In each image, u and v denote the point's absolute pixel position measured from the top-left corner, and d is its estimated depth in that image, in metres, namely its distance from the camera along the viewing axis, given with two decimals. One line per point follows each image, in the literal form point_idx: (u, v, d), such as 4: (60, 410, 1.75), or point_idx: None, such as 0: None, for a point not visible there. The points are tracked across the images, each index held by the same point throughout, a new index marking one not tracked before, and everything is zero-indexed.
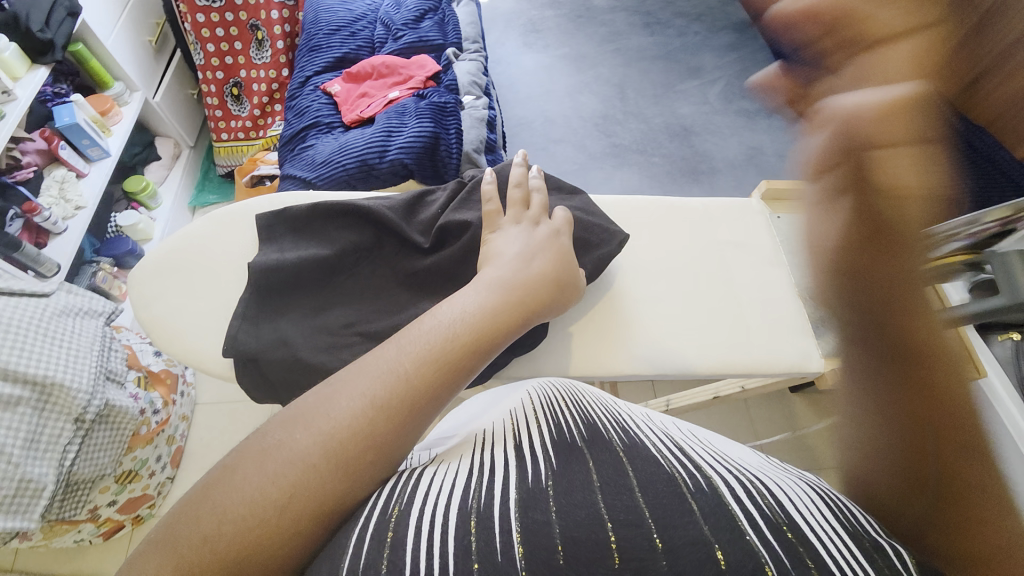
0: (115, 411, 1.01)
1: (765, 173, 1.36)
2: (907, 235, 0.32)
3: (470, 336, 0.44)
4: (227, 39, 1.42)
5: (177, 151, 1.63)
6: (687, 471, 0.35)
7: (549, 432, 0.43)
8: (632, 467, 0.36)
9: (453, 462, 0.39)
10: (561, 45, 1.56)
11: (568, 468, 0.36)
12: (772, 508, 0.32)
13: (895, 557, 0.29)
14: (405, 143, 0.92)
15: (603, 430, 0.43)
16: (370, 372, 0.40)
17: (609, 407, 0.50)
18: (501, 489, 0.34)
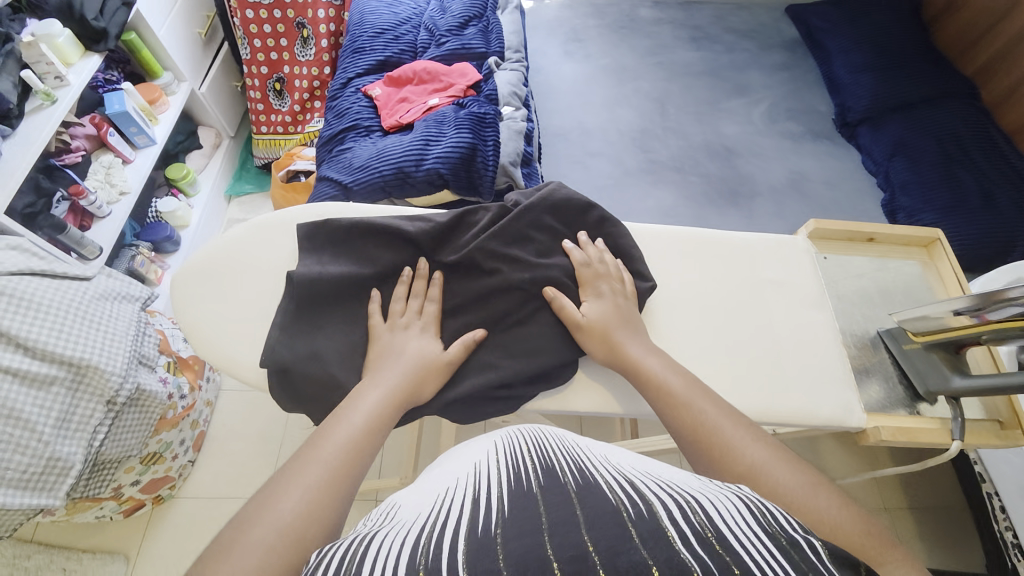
0: (146, 394, 1.04)
1: (808, 200, 1.31)
2: (695, 423, 0.49)
3: (364, 430, 0.48)
4: (274, 36, 1.44)
5: (217, 141, 1.67)
6: (631, 501, 0.39)
7: (504, 476, 0.44)
8: (579, 504, 0.38)
9: (411, 516, 0.41)
10: (603, 56, 1.54)
11: (519, 514, 0.38)
12: (703, 525, 0.36)
13: (808, 546, 0.34)
14: (443, 153, 0.92)
15: (558, 471, 0.44)
16: (299, 467, 0.45)
17: (567, 443, 0.51)
18: (455, 542, 0.36)
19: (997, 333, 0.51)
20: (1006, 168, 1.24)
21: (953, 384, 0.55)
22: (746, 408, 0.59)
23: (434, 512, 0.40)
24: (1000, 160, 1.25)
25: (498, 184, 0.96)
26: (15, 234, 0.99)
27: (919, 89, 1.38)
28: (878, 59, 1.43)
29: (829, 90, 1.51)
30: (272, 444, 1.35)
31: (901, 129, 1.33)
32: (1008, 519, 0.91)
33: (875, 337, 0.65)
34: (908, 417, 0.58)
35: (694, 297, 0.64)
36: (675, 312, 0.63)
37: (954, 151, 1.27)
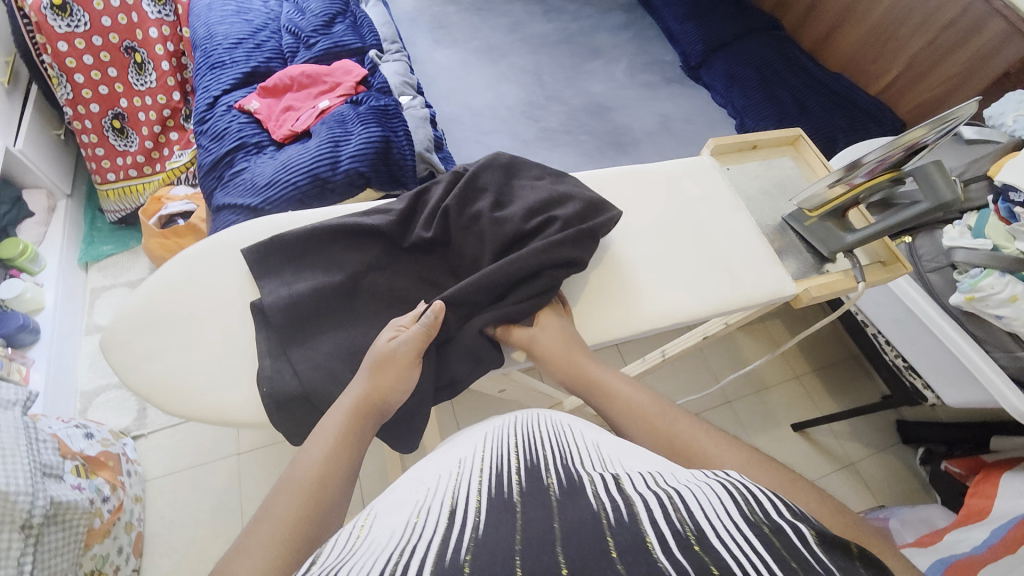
0: (63, 506, 0.87)
1: (678, 136, 1.50)
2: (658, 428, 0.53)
3: (358, 409, 0.57)
4: (99, 67, 1.24)
5: (51, 203, 1.39)
6: (612, 505, 0.37)
7: (488, 489, 0.42)
8: (557, 513, 0.36)
9: (378, 535, 0.38)
10: (469, 39, 1.58)
11: (496, 528, 0.35)
12: (683, 522, 0.34)
13: (792, 537, 0.34)
14: (356, 151, 0.89)
15: (544, 475, 0.44)
16: (305, 458, 0.52)
17: (554, 443, 0.51)
18: (426, 558, 0.33)
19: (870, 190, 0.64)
20: (811, 79, 1.54)
21: (846, 239, 0.68)
22: (704, 306, 0.69)
23: (405, 530, 0.37)
24: (805, 75, 1.55)
25: (419, 172, 0.96)
26: None
27: (732, 30, 1.65)
28: (698, 8, 1.68)
29: (667, 41, 1.72)
30: (232, 514, 1.20)
31: (727, 65, 1.58)
32: (894, 348, 1.15)
33: (781, 222, 0.77)
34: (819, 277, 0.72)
35: (638, 229, 0.73)
36: (629, 245, 0.72)
37: (770, 76, 1.55)
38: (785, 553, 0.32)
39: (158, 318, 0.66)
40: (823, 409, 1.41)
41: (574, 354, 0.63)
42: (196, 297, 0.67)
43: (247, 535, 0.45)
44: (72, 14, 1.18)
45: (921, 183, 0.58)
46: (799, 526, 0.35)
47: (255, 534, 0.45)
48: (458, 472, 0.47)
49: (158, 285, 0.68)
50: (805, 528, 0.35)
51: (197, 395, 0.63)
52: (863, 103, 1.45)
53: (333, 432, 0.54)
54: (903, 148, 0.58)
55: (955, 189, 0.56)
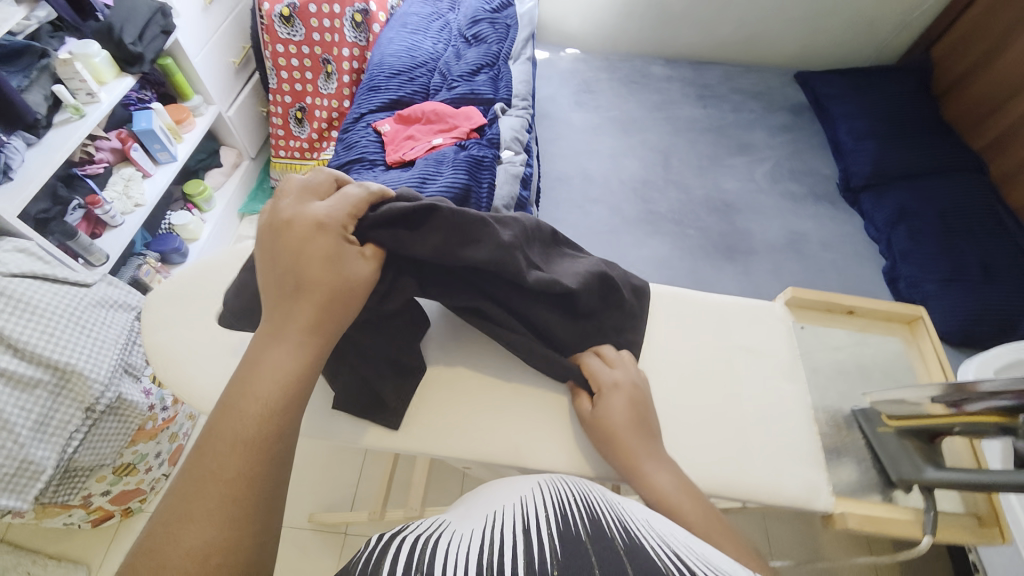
0: (126, 404, 1.04)
1: (804, 260, 1.31)
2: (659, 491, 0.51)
3: (291, 358, 0.45)
4: (300, 69, 1.53)
5: (238, 161, 1.74)
6: (681, 574, 0.33)
7: (555, 521, 0.40)
8: (632, 563, 0.33)
9: (460, 537, 0.38)
10: (612, 107, 1.59)
11: (570, 562, 0.33)
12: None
13: None
14: (437, 192, 0.94)
15: (604, 525, 0.40)
16: (229, 419, 0.42)
17: (617, 502, 0.47)
18: (510, 574, 0.32)
19: (971, 426, 0.49)
20: (1008, 242, 1.24)
21: (925, 473, 0.52)
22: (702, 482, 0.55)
23: (483, 539, 0.37)
24: (1000, 234, 1.25)
25: None
26: (23, 237, 1.03)
27: (921, 161, 1.40)
28: (883, 128, 1.46)
29: (834, 154, 1.52)
30: None
31: (903, 197, 1.34)
32: None
33: (849, 415, 0.62)
34: (882, 505, 0.55)
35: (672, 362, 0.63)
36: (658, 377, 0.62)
37: (955, 225, 1.27)
38: None
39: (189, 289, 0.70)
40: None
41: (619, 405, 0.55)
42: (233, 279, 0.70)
43: (192, 509, 0.38)
44: (293, 26, 1.48)
45: None
46: None
47: (200, 501, 0.38)
48: (522, 503, 0.45)
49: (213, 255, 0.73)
50: None
51: (186, 378, 0.63)
52: None
53: (282, 377, 0.44)
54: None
55: None
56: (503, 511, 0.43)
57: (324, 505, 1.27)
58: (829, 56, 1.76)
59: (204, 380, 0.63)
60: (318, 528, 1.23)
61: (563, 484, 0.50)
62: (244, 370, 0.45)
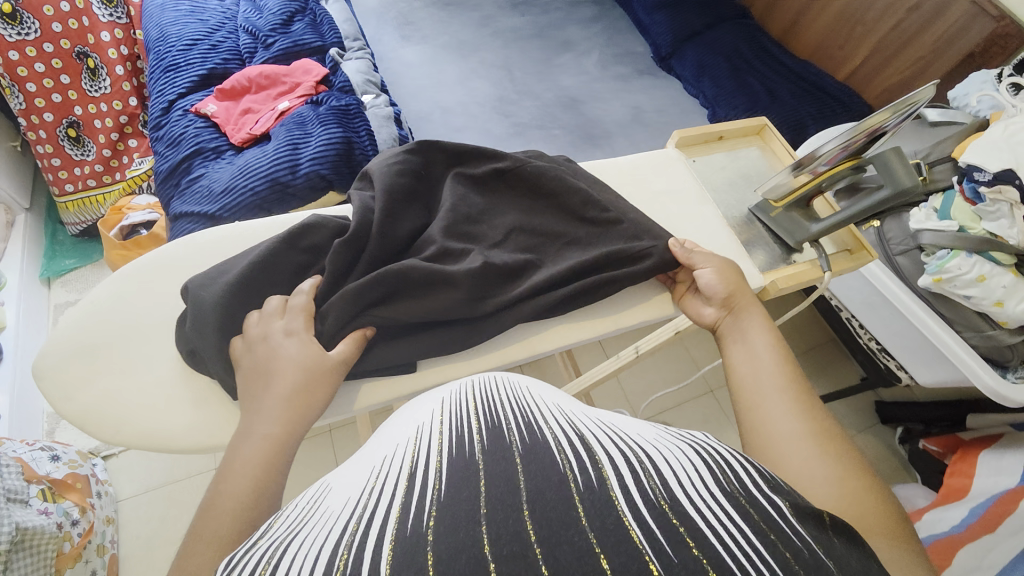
0: (29, 531, 0.84)
1: (651, 128, 1.49)
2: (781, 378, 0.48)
3: (285, 419, 0.49)
4: (50, 74, 1.21)
5: (9, 218, 1.34)
6: (579, 466, 0.32)
7: (444, 444, 0.36)
8: (523, 477, 0.31)
9: (333, 505, 0.32)
10: (438, 35, 1.56)
11: (453, 495, 0.30)
12: (656, 490, 0.30)
13: (776, 509, 0.30)
14: (317, 154, 0.86)
15: (504, 429, 0.37)
16: (234, 464, 0.46)
17: (516, 393, 0.45)
18: (391, 529, 0.28)
19: (832, 178, 0.64)
20: (779, 65, 1.55)
21: (813, 229, 0.67)
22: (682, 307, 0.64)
23: (360, 499, 0.32)
24: (774, 62, 1.55)
25: None
26: None
27: (702, 18, 1.64)
28: None
29: (639, 32, 1.71)
30: None
31: (698, 55, 1.58)
32: (868, 333, 1.18)
33: (748, 214, 0.76)
34: (786, 267, 0.71)
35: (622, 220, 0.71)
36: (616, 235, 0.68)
37: (741, 64, 1.54)
38: (782, 552, 0.27)
39: (101, 347, 0.61)
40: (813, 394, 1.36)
41: (716, 278, 0.59)
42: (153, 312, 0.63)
43: (193, 543, 0.39)
44: (22, 22, 1.16)
45: (881, 169, 0.58)
46: (777, 498, 0.32)
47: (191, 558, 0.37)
48: (420, 431, 0.39)
49: (99, 303, 0.63)
50: (780, 498, 0.32)
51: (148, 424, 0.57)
52: (832, 89, 1.47)
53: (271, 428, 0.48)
54: (866, 134, 0.57)
55: (913, 176, 0.55)
56: (391, 452, 0.37)
57: None
58: None
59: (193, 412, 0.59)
60: None
61: (482, 387, 0.46)
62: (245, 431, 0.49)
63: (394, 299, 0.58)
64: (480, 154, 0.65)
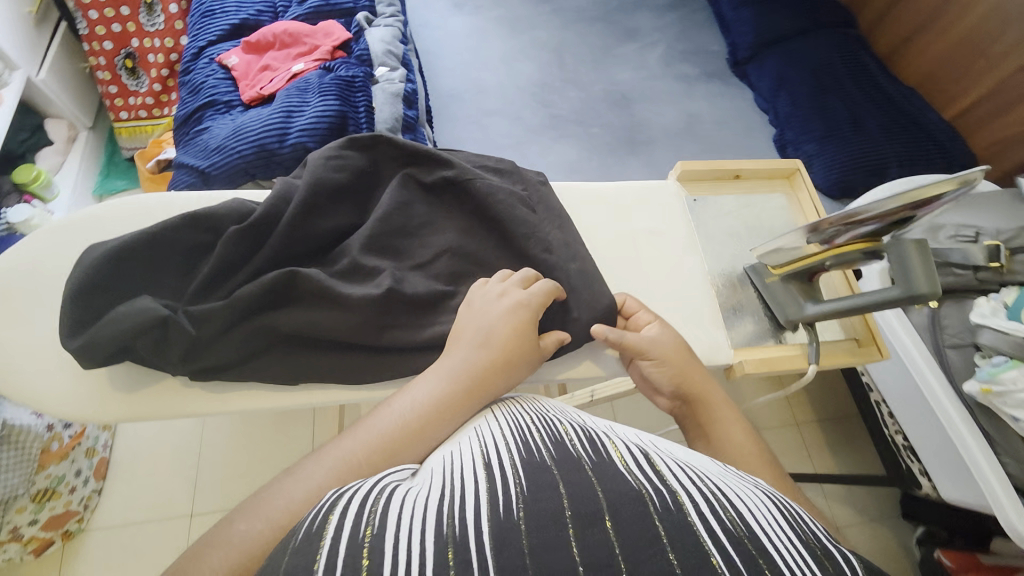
0: (16, 429, 0.93)
1: (702, 141, 1.34)
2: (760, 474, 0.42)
3: (420, 420, 0.43)
4: (113, 5, 1.28)
5: (72, 134, 1.46)
6: (652, 484, 0.32)
7: (514, 450, 0.37)
8: (602, 487, 0.31)
9: (418, 484, 0.34)
10: (494, 6, 1.46)
11: (538, 493, 0.31)
12: (735, 523, 0.30)
13: (843, 561, 0.30)
14: (308, 125, 0.84)
15: (569, 443, 0.38)
16: (358, 436, 0.42)
17: (573, 419, 0.45)
18: (480, 511, 0.29)
19: (839, 258, 0.52)
20: (874, 91, 1.32)
21: (808, 311, 0.56)
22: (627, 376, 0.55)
23: (446, 481, 0.33)
24: (869, 85, 1.32)
25: None
26: None
27: (796, 22, 1.41)
28: None
29: (719, 28, 1.52)
30: (189, 458, 1.27)
31: (781, 64, 1.37)
32: (896, 423, 1.03)
33: (742, 274, 0.65)
34: (769, 347, 0.60)
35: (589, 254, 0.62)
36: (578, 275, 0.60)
37: (828, 82, 1.32)
38: None
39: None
40: (817, 468, 1.19)
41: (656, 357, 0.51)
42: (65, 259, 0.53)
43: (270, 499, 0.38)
44: None
45: (896, 264, 0.46)
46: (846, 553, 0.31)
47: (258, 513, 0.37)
48: (479, 434, 0.40)
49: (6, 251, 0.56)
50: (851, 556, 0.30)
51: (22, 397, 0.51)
52: (932, 129, 1.23)
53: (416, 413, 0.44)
54: (913, 206, 0.45)
55: (933, 281, 0.44)
56: (459, 447, 0.39)
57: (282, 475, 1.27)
58: None
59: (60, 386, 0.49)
60: None
61: (520, 404, 0.48)
62: (388, 405, 0.45)
63: (281, 309, 0.49)
64: (424, 159, 0.59)
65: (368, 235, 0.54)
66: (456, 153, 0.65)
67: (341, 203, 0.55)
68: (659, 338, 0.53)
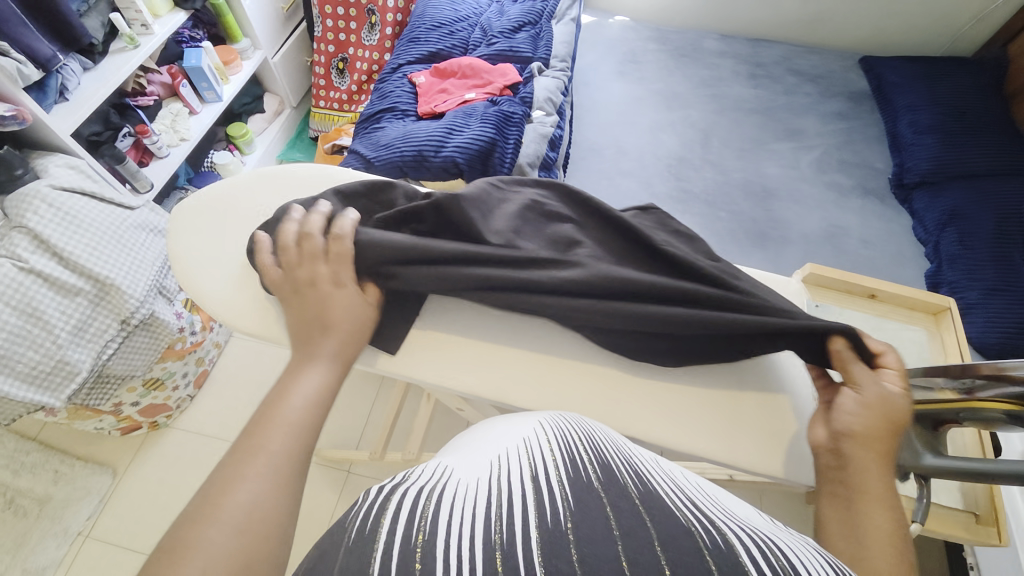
0: (157, 321, 1.12)
1: (840, 255, 1.25)
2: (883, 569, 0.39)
3: (319, 396, 0.49)
4: (345, 18, 1.55)
5: (279, 109, 1.79)
6: (702, 527, 0.34)
7: (563, 464, 0.40)
8: (649, 519, 0.34)
9: (466, 484, 0.37)
10: (656, 80, 1.54)
11: (585, 511, 0.34)
12: (781, 569, 0.31)
13: None
14: (462, 144, 0.94)
15: (617, 474, 0.41)
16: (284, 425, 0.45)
17: (621, 449, 0.47)
18: (529, 524, 0.32)
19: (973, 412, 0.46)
20: None
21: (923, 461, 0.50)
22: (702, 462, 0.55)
23: (492, 482, 0.36)
24: None
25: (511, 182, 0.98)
26: (76, 154, 1.11)
27: (990, 161, 1.28)
28: (951, 123, 1.34)
29: (888, 146, 1.42)
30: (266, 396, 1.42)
31: (960, 198, 1.24)
32: None
33: None
34: None
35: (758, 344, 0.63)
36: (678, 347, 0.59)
37: (1014, 231, 1.17)
38: None
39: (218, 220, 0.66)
40: None
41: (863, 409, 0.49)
42: (255, 202, 0.68)
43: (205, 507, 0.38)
44: None
45: None
46: None
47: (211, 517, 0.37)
48: (528, 445, 0.43)
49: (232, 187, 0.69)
50: None
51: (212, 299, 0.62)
52: None
53: (310, 399, 0.48)
54: None
55: None
56: (506, 454, 0.41)
57: (331, 441, 1.33)
58: (900, 41, 1.63)
59: (216, 291, 0.62)
60: (322, 462, 1.30)
61: (565, 420, 0.50)
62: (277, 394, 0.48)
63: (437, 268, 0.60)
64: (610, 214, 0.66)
65: (589, 266, 0.59)
66: (643, 215, 0.71)
67: (547, 237, 0.65)
68: (889, 399, 0.49)
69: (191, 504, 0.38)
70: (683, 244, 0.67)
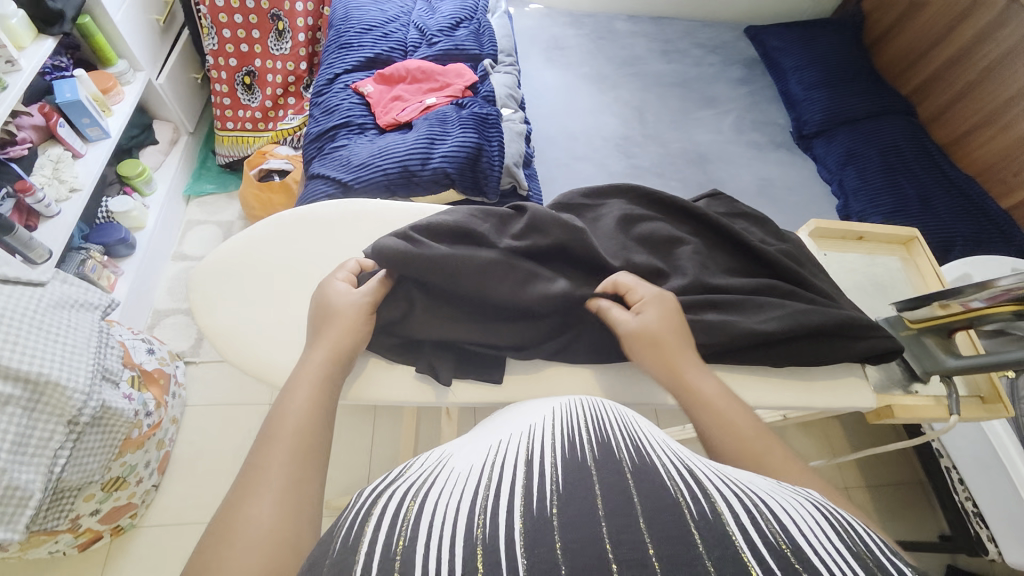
0: (110, 413, 0.94)
1: (775, 203, 1.42)
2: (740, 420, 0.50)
3: (313, 406, 0.50)
4: (245, 27, 1.38)
5: (175, 137, 1.56)
6: (690, 494, 0.30)
7: (556, 448, 0.35)
8: (636, 490, 0.29)
9: (455, 477, 0.34)
10: (582, 64, 1.60)
11: (572, 490, 0.30)
12: (775, 533, 0.27)
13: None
14: (448, 152, 0.92)
15: (614, 448, 0.35)
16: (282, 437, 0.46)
17: (625, 423, 0.41)
18: (508, 516, 0.28)
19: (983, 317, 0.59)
20: (938, 175, 1.42)
21: (948, 363, 0.63)
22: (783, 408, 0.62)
23: (478, 478, 0.33)
24: (932, 168, 1.43)
25: (503, 184, 0.96)
26: None
27: (864, 106, 1.53)
28: (830, 77, 1.58)
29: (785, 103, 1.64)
30: None
31: (849, 140, 1.47)
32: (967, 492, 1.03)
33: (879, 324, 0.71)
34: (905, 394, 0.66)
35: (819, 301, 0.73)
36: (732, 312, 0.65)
37: (895, 162, 1.43)
38: None
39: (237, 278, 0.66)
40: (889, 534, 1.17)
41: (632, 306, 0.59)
42: (278, 256, 0.68)
43: (229, 523, 0.38)
44: None
45: None
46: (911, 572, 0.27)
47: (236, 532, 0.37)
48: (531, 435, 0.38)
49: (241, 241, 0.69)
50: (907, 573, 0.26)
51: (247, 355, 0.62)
52: (993, 216, 1.34)
53: (306, 407, 0.49)
54: None
55: None
56: (501, 448, 0.38)
57: (339, 489, 1.22)
58: (774, 10, 1.86)
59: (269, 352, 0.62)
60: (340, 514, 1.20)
61: (574, 404, 0.44)
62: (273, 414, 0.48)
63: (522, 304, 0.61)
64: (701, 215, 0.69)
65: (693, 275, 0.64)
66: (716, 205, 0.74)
67: (649, 244, 0.67)
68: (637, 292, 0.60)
69: (205, 535, 0.38)
70: (756, 228, 0.72)
